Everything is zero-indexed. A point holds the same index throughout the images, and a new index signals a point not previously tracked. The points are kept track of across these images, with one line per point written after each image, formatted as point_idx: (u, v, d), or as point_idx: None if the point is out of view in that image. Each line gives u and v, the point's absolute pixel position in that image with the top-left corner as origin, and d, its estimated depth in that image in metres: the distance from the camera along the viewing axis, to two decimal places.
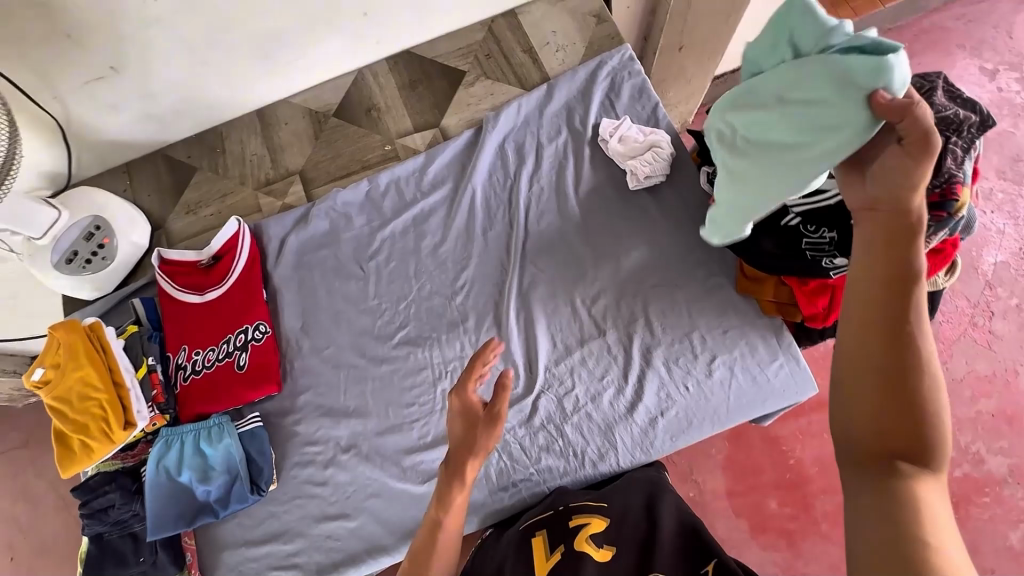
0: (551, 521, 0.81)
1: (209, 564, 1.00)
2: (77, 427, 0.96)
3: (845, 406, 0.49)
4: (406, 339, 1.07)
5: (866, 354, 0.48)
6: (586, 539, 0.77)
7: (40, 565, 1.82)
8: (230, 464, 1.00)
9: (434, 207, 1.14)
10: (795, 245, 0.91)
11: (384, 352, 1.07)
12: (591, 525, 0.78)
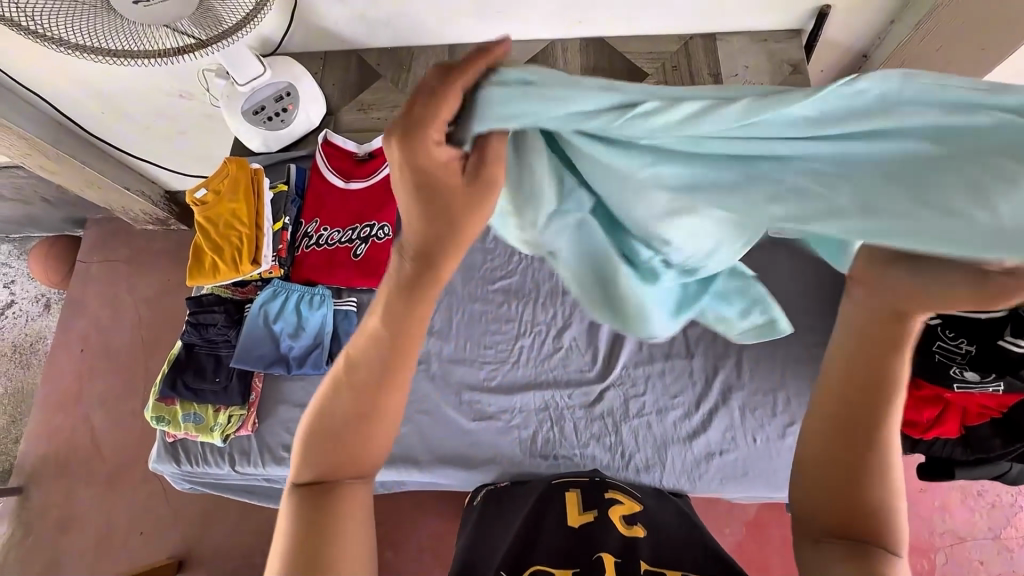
0: (586, 486, 0.86)
1: (265, 411, 1.08)
2: (214, 248, 1.08)
3: (804, 480, 0.52)
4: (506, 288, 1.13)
5: (826, 442, 0.51)
6: (617, 513, 0.78)
7: (100, 365, 2.03)
8: (317, 333, 1.09)
9: None
10: (923, 345, 0.89)
11: (482, 292, 1.13)
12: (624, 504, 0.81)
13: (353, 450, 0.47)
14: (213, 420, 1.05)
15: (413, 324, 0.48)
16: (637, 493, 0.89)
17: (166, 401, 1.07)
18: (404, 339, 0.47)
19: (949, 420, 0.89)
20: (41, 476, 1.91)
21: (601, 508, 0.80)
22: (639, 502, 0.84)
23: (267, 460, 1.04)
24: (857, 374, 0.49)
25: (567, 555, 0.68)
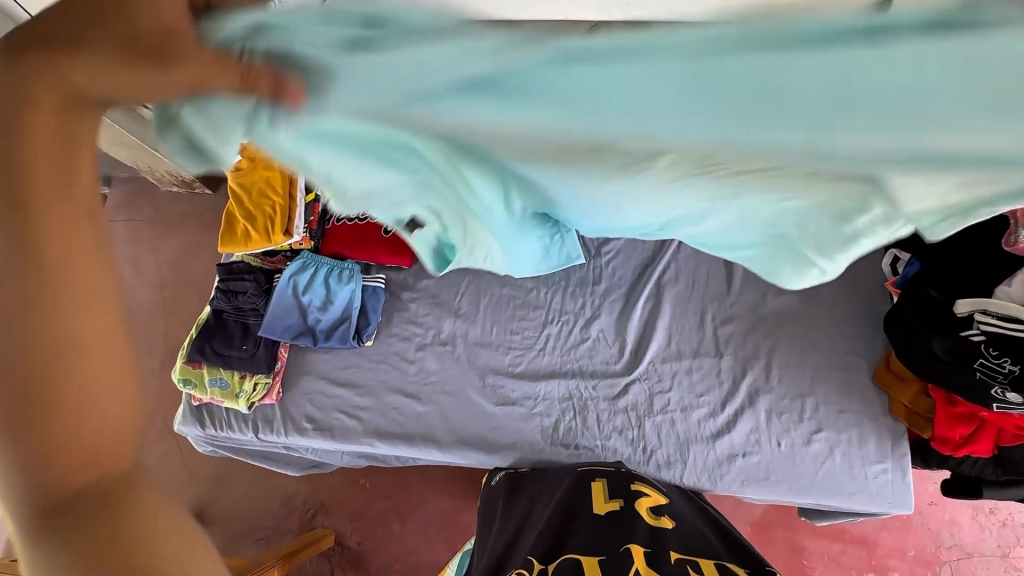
0: (613, 476, 0.85)
1: (290, 381, 1.09)
2: (246, 215, 1.06)
3: None
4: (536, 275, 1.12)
5: None
6: (646, 504, 0.78)
7: None
8: (346, 307, 1.08)
9: None
10: (961, 360, 0.86)
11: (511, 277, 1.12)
12: (653, 495, 0.81)
13: (54, 420, 0.34)
14: (238, 386, 1.06)
15: (43, 224, 0.34)
16: (665, 488, 0.88)
17: (193, 364, 1.08)
18: (55, 246, 0.34)
19: (982, 440, 0.87)
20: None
21: (627, 497, 0.80)
22: (666, 495, 0.83)
23: (290, 430, 1.06)
24: None
25: (598, 545, 0.71)
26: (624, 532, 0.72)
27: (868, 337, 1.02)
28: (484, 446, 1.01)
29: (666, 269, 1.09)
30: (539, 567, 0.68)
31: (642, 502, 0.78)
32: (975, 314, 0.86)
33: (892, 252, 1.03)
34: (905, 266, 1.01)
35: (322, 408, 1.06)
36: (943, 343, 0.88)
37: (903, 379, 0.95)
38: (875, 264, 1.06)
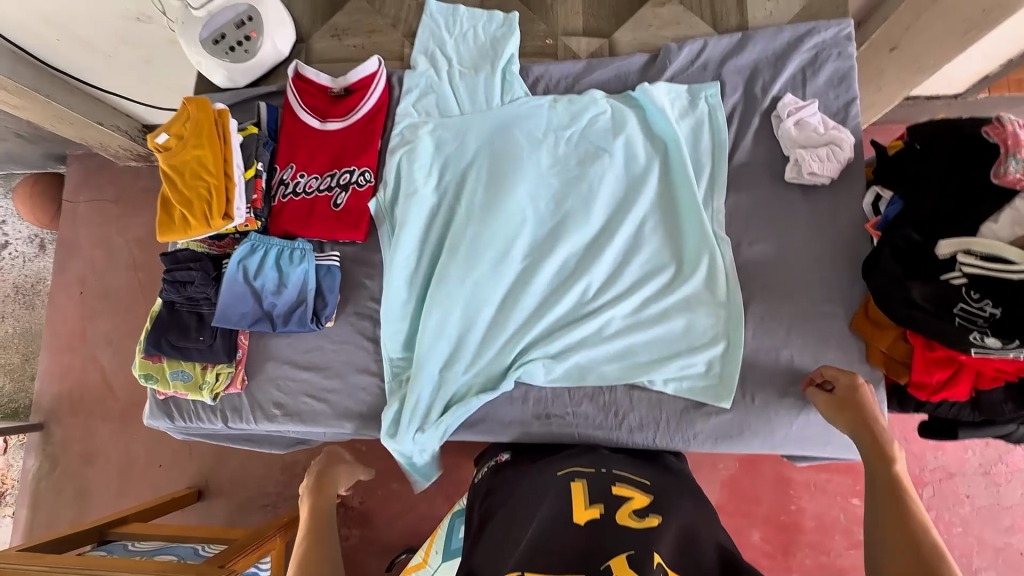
0: (593, 478, 0.81)
1: (253, 369, 1.06)
2: (182, 200, 0.99)
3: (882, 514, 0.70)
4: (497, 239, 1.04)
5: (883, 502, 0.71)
6: (628, 510, 0.74)
7: (108, 305, 2.21)
8: (301, 289, 1.03)
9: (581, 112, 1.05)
10: (939, 308, 0.81)
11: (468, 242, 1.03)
12: (634, 500, 0.77)
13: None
14: (201, 378, 1.04)
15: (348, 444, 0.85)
16: (644, 479, 0.85)
17: (152, 359, 1.05)
18: None
19: (956, 384, 0.85)
20: (59, 415, 2.15)
21: (609, 504, 0.75)
22: (649, 493, 0.80)
23: (259, 417, 1.04)
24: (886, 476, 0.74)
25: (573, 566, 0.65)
26: (609, 538, 0.69)
27: (847, 283, 0.97)
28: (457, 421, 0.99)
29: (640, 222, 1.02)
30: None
31: (623, 509, 0.74)
32: (957, 255, 0.81)
33: (874, 190, 0.96)
34: (887, 205, 0.94)
35: (288, 392, 1.04)
36: (922, 289, 0.83)
37: (880, 326, 0.92)
38: (856, 203, 0.99)
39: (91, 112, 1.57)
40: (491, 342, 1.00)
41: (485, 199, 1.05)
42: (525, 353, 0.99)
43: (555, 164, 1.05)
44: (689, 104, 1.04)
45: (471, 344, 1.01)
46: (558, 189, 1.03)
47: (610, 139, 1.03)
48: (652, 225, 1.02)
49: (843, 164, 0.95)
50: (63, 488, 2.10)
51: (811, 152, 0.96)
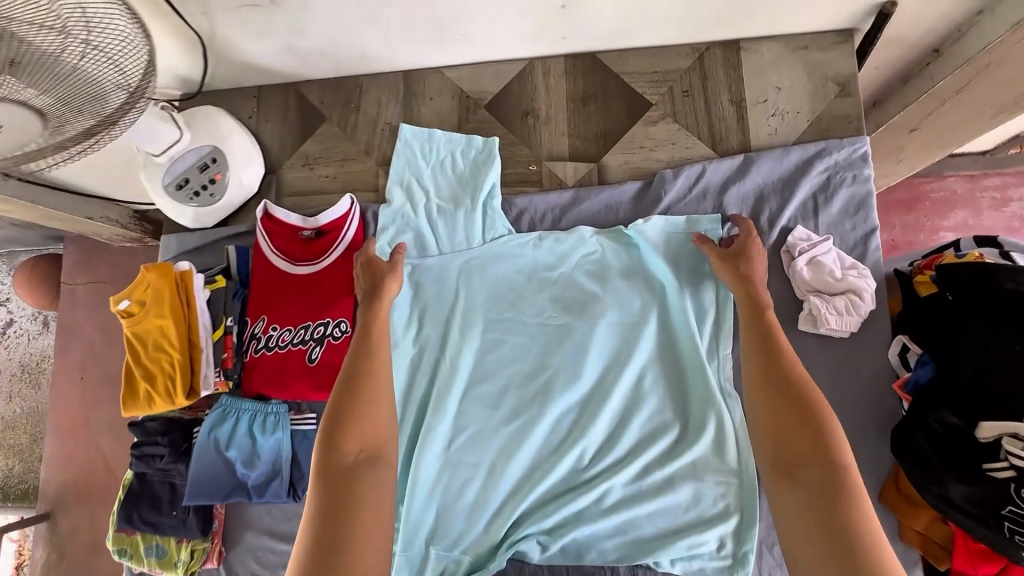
0: None
1: (231, 538, 0.99)
2: (145, 374, 0.93)
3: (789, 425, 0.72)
4: (483, 395, 0.96)
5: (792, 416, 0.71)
6: None
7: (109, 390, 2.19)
8: (275, 458, 0.96)
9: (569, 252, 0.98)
10: (984, 511, 0.71)
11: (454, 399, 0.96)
12: None
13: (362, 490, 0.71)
14: (176, 553, 0.98)
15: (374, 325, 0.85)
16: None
17: (125, 531, 1.00)
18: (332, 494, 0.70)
19: None
20: (65, 503, 2.14)
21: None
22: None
23: None
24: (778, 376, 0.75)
25: None
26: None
27: (874, 446, 0.86)
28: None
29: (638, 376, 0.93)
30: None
31: None
32: (1003, 441, 0.70)
33: (903, 342, 0.85)
34: (917, 363, 0.83)
35: (268, 565, 0.98)
36: (962, 488, 0.72)
37: (915, 503, 0.81)
38: (881, 351, 0.88)
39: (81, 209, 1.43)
40: (481, 512, 0.92)
41: (469, 351, 0.97)
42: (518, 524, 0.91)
43: (543, 309, 0.97)
44: (689, 240, 0.94)
45: (458, 515, 0.92)
46: (547, 337, 0.96)
47: (600, 283, 0.96)
48: (650, 378, 0.93)
49: (865, 316, 0.85)
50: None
51: (827, 302, 0.86)
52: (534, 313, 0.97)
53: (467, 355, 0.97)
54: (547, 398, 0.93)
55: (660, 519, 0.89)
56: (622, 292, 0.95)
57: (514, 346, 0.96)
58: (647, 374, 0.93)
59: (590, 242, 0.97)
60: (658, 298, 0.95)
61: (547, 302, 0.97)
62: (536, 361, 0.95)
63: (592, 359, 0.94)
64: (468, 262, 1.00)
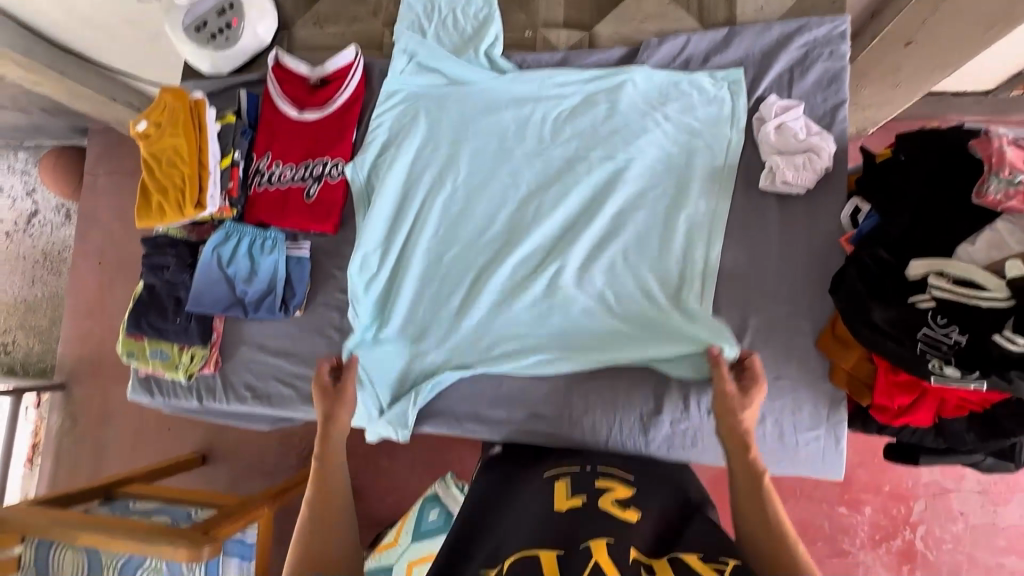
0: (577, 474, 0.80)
1: (227, 352, 1.10)
2: (159, 188, 1.02)
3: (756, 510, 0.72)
4: (470, 222, 1.04)
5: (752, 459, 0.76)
6: (611, 500, 0.75)
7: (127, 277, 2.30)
8: (271, 278, 1.06)
9: (564, 97, 1.04)
10: (900, 331, 0.78)
11: (443, 222, 1.05)
12: (616, 490, 0.77)
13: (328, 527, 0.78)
14: (178, 358, 1.09)
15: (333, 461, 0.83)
16: (629, 474, 0.83)
17: (134, 338, 1.10)
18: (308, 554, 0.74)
19: (920, 410, 0.82)
20: (81, 376, 2.28)
21: (591, 493, 0.76)
22: (632, 484, 0.80)
23: (231, 398, 1.09)
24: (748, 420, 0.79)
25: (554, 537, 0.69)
26: (588, 531, 0.69)
27: (816, 299, 0.93)
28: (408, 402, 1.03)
29: (612, 213, 1.00)
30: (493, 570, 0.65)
31: (607, 497, 0.75)
32: (929, 277, 0.76)
33: (855, 202, 0.91)
34: (864, 218, 0.89)
35: (259, 376, 1.09)
36: (885, 312, 0.79)
37: (846, 344, 0.88)
38: (835, 214, 0.94)
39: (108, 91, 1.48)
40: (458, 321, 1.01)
41: (462, 179, 1.05)
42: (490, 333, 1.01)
43: (534, 157, 1.04)
44: (680, 100, 1.00)
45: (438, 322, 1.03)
46: (532, 172, 1.03)
47: (587, 126, 1.02)
48: (624, 216, 0.99)
49: (821, 173, 0.91)
50: (82, 444, 2.24)
51: (787, 160, 0.92)
52: (524, 149, 1.04)
53: (459, 182, 1.05)
54: (528, 226, 1.01)
55: (615, 345, 0.97)
56: (609, 141, 1.00)
57: (502, 177, 1.04)
58: (619, 219, 1.00)
59: (585, 95, 1.03)
60: (644, 151, 0.99)
61: (533, 143, 1.04)
62: (522, 193, 1.03)
63: (573, 202, 1.01)
64: (469, 110, 1.07)
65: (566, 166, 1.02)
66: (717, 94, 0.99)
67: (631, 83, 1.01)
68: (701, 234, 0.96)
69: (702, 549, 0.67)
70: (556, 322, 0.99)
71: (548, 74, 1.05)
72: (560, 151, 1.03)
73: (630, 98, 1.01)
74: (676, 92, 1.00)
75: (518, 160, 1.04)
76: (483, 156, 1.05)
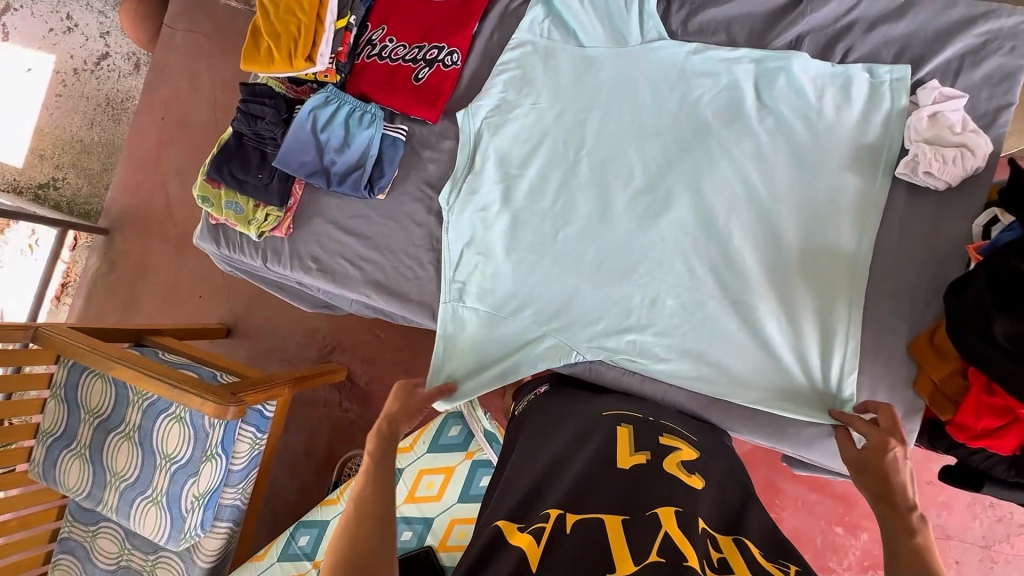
0: (640, 431, 0.78)
1: (300, 219, 1.08)
2: (272, 33, 0.98)
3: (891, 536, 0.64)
4: (575, 153, 0.99)
5: (888, 497, 0.68)
6: (676, 463, 0.70)
7: (171, 131, 2.13)
8: (362, 154, 1.03)
9: (708, 47, 0.98)
10: (1018, 348, 0.73)
11: (545, 144, 1.01)
12: (682, 456, 0.73)
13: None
14: (251, 214, 1.08)
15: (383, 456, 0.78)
16: (692, 436, 0.84)
17: (212, 184, 1.09)
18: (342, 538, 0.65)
19: (1005, 436, 0.78)
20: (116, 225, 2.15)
21: (655, 452, 0.73)
22: (696, 451, 0.78)
23: (295, 266, 1.08)
24: (881, 477, 0.71)
25: (618, 499, 0.63)
26: (653, 493, 0.63)
27: (920, 303, 0.89)
28: (483, 353, 1.01)
29: (724, 180, 0.93)
30: (556, 517, 0.60)
31: (671, 460, 0.71)
32: None
33: (993, 211, 0.84)
34: (1001, 230, 0.82)
35: (327, 251, 1.07)
36: (1006, 326, 0.74)
37: (942, 354, 0.84)
38: (966, 221, 0.88)
39: None
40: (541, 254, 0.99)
41: (574, 110, 1.01)
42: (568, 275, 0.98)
43: (657, 103, 0.97)
44: (830, 80, 0.92)
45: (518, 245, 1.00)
46: (648, 120, 0.97)
47: (723, 85, 0.95)
48: (737, 190, 0.93)
49: (966, 173, 0.85)
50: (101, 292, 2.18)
51: (936, 150, 0.85)
52: (646, 94, 0.98)
53: (572, 113, 1.00)
54: (631, 175, 0.97)
55: (712, 350, 0.93)
56: (751, 131, 0.93)
57: (616, 119, 0.99)
58: (746, 223, 0.92)
59: (732, 75, 0.95)
60: (785, 149, 0.92)
61: (660, 90, 0.98)
62: (632, 138, 0.98)
63: (700, 190, 0.94)
64: (604, 61, 1.00)
65: (688, 123, 0.96)
66: (874, 91, 0.91)
67: (787, 72, 0.93)
68: (816, 224, 0.90)
69: (763, 546, 0.59)
70: (654, 313, 0.95)
71: (696, 48, 0.98)
72: (687, 106, 0.96)
73: (776, 65, 0.94)
74: (827, 72, 0.92)
75: (637, 102, 0.98)
76: (601, 89, 1.00)
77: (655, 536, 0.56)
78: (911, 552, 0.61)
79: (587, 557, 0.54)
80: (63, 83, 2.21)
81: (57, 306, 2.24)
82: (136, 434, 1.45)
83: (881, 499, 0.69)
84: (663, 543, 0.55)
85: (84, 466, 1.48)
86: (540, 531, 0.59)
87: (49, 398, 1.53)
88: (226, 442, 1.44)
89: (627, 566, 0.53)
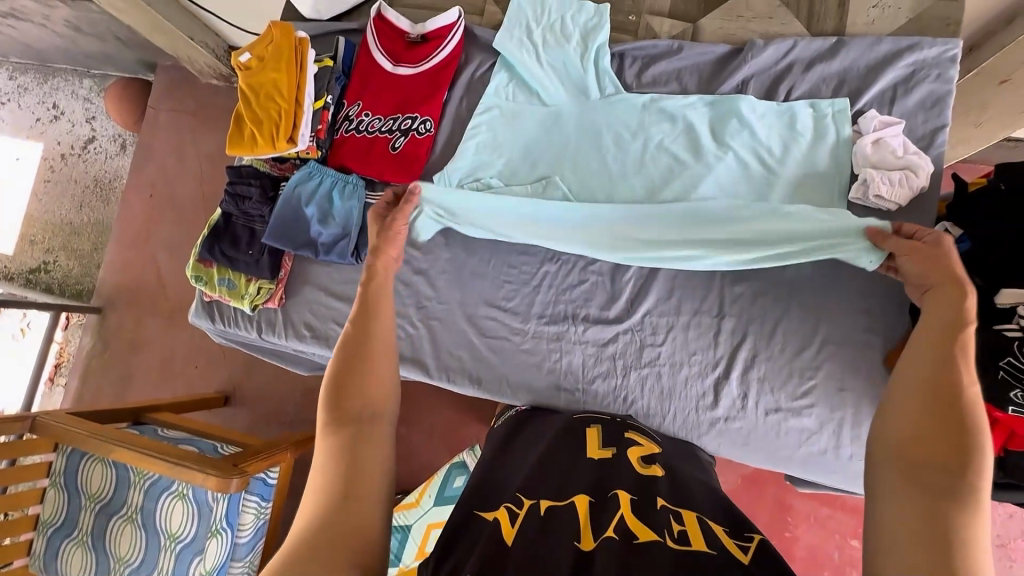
0: (606, 426, 0.81)
1: (292, 290, 1.12)
2: (254, 119, 1.05)
3: (918, 453, 0.54)
4: None
5: (925, 414, 0.57)
6: (637, 455, 0.74)
7: (159, 207, 2.18)
8: (347, 223, 1.08)
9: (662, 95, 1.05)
10: (984, 356, 0.78)
11: None
12: (644, 448, 0.77)
13: (357, 496, 0.58)
14: (244, 288, 1.11)
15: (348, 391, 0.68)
16: (657, 437, 0.87)
17: (204, 263, 1.13)
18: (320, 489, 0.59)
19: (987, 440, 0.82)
20: (108, 302, 2.16)
21: (620, 446, 0.75)
22: (658, 448, 0.81)
23: (290, 334, 1.11)
24: (924, 385, 0.59)
25: (590, 486, 0.65)
26: None
27: (891, 317, 0.93)
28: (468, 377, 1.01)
29: None
30: (530, 502, 0.60)
31: (634, 451, 0.74)
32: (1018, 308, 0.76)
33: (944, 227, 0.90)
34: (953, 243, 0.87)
35: (320, 317, 1.10)
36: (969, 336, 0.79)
37: None
38: None
39: (184, 25, 1.43)
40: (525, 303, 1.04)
41: (542, 165, 1.07)
42: (551, 320, 1.03)
43: (621, 152, 1.03)
44: (779, 120, 0.99)
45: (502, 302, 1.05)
46: (614, 163, 1.03)
47: (679, 130, 1.02)
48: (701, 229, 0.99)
49: (915, 192, 0.91)
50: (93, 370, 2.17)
51: (883, 175, 0.91)
52: (609, 142, 1.04)
53: (540, 168, 1.06)
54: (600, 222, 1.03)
55: (698, 382, 0.97)
56: (711, 171, 0.99)
57: (585, 166, 1.05)
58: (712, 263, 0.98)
59: (687, 120, 1.02)
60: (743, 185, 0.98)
61: (622, 138, 1.04)
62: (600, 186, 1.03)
63: None
64: (568, 115, 1.06)
65: (653, 167, 1.01)
66: (819, 124, 0.98)
67: (737, 115, 1.00)
68: None
69: (726, 524, 0.58)
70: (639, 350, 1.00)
71: (652, 97, 1.05)
72: (649, 150, 1.02)
73: (728, 110, 1.00)
74: (778, 114, 0.99)
75: (602, 151, 1.04)
76: (568, 144, 1.06)
77: (613, 518, 0.58)
78: (948, 482, 0.51)
79: (551, 532, 0.55)
80: (52, 169, 2.28)
81: (52, 388, 2.22)
82: (139, 516, 1.44)
83: (905, 410, 0.59)
84: (621, 522, 0.56)
85: (87, 553, 1.46)
86: (512, 512, 0.58)
87: (49, 487, 1.51)
88: (231, 515, 1.43)
89: (588, 542, 0.54)
